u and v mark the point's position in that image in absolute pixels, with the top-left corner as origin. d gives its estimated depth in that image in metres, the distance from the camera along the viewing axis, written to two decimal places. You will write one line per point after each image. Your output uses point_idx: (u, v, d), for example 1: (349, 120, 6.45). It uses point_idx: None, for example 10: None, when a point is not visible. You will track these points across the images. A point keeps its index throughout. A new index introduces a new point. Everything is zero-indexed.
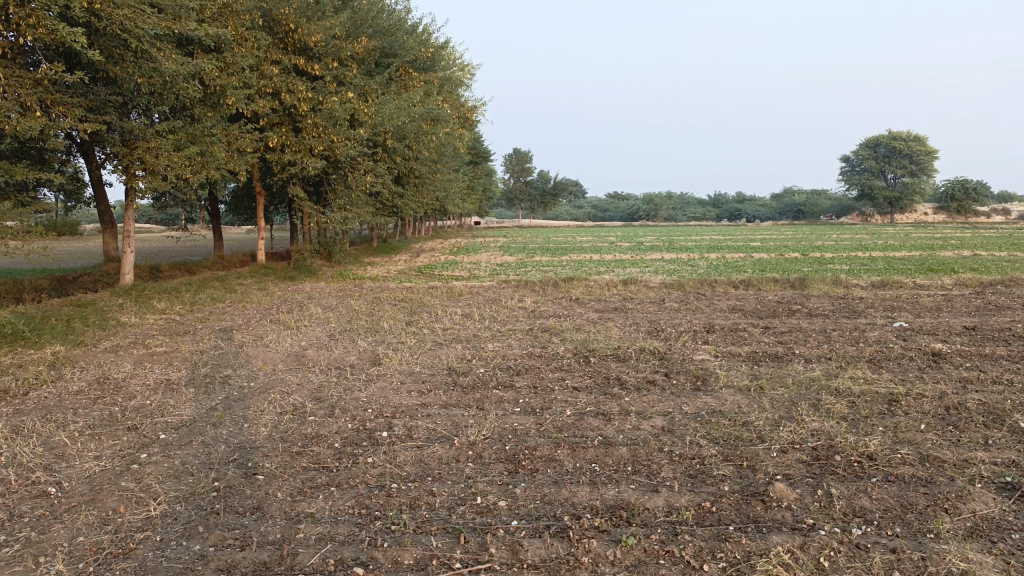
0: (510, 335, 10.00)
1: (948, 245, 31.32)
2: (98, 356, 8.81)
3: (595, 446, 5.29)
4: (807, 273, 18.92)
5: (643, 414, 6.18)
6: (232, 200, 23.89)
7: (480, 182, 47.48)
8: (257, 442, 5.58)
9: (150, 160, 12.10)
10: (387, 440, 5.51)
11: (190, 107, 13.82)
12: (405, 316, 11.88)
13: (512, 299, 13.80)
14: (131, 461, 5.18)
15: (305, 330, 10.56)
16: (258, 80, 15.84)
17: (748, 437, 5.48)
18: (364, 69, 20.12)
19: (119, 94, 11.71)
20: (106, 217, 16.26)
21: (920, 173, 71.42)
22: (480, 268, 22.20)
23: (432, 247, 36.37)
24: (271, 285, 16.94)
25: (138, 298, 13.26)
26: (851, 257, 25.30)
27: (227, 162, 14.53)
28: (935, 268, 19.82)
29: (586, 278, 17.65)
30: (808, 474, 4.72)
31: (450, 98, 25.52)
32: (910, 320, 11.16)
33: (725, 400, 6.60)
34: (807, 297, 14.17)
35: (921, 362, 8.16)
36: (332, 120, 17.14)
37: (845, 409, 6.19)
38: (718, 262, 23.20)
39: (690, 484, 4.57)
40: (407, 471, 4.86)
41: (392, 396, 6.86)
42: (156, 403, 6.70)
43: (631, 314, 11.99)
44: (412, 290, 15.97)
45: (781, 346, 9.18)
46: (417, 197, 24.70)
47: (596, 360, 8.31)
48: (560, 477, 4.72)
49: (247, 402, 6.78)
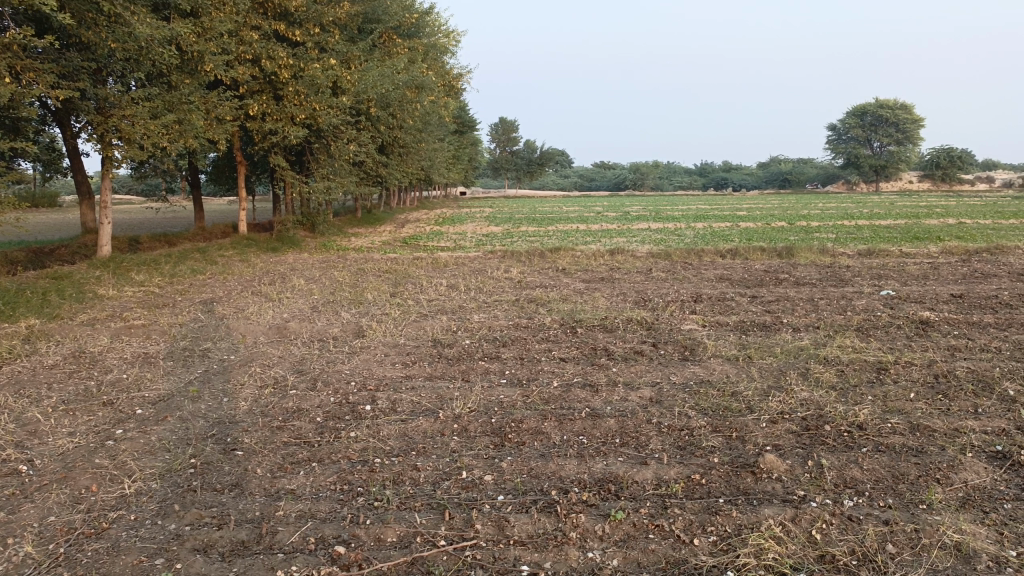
0: (496, 306, 9.88)
1: (933, 214, 31.34)
2: (75, 330, 8.62)
3: (582, 418, 5.19)
4: (794, 242, 18.85)
5: (631, 385, 6.10)
6: (212, 171, 23.51)
7: (465, 152, 47.05)
8: (237, 417, 5.45)
9: (126, 129, 11.77)
10: (370, 413, 5.39)
11: (166, 74, 13.45)
12: (389, 287, 11.72)
13: (498, 270, 13.66)
14: (106, 437, 5.04)
15: (288, 303, 10.38)
16: (237, 47, 15.44)
17: (737, 407, 5.40)
18: (346, 36, 19.70)
19: (93, 60, 11.37)
20: (83, 187, 15.91)
21: (905, 142, 71.48)
22: (466, 239, 22.03)
23: (418, 218, 36.09)
24: (254, 256, 16.69)
25: (117, 270, 13.01)
26: (838, 225, 25.28)
27: (206, 131, 14.19)
28: (920, 236, 19.81)
29: (573, 248, 17.50)
30: (799, 445, 4.65)
31: (434, 65, 25.10)
32: (897, 288, 11.13)
33: (713, 370, 6.52)
34: (794, 266, 14.13)
35: (909, 330, 8.12)
36: (313, 88, 16.79)
37: (833, 379, 6.13)
38: (705, 232, 23.12)
39: (679, 456, 4.49)
40: (391, 445, 4.75)
41: (376, 368, 6.73)
42: (133, 377, 6.55)
43: (618, 284, 11.88)
44: (397, 261, 15.79)
45: (769, 315, 9.12)
46: (401, 167, 24.39)
47: (583, 331, 8.21)
48: (547, 450, 4.62)
49: (227, 375, 6.64)
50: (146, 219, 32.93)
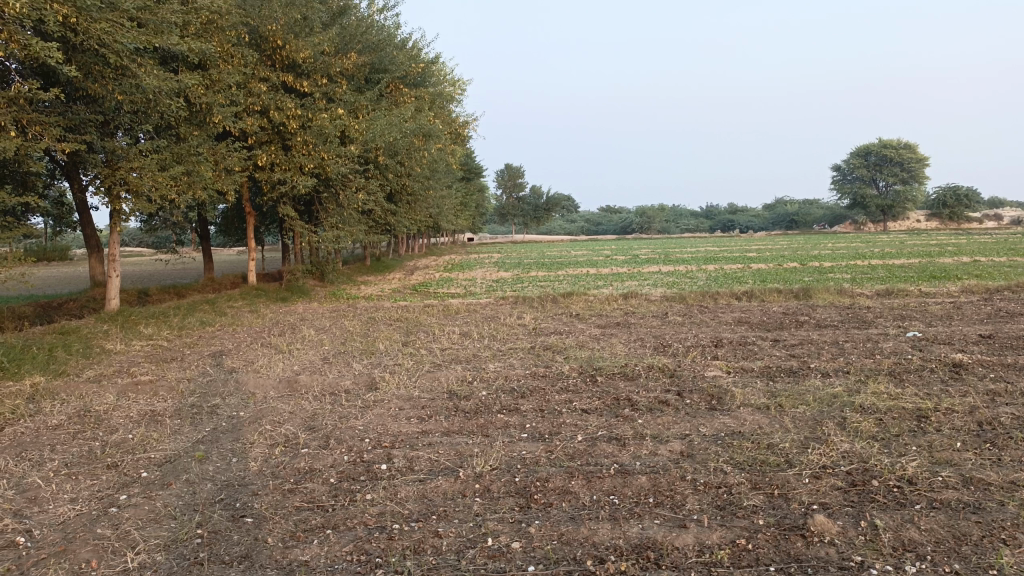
0: (511, 354, 9.61)
1: (945, 251, 31.04)
2: (80, 387, 8.38)
3: (611, 476, 4.89)
4: (809, 283, 18.57)
5: (660, 438, 5.79)
6: (222, 222, 23.51)
7: (472, 198, 47.20)
8: (247, 479, 5.17)
9: (135, 181, 11.69)
10: (387, 474, 5.10)
11: (175, 126, 13.42)
12: (401, 336, 11.47)
13: (510, 316, 13.42)
14: (108, 504, 4.75)
15: (298, 354, 10.14)
16: (245, 98, 15.49)
17: (775, 461, 5.09)
18: (354, 86, 19.80)
19: (101, 113, 11.34)
20: (92, 240, 15.84)
21: (911, 181, 71.59)
22: (476, 285, 21.85)
23: (427, 265, 36.06)
24: (263, 307, 16.52)
25: (125, 324, 12.83)
26: (851, 265, 25.04)
27: (215, 182, 14.13)
28: (937, 275, 19.52)
29: (586, 293, 17.25)
30: (847, 504, 4.35)
31: (442, 113, 25.22)
32: (923, 330, 10.82)
33: (744, 420, 6.22)
34: (812, 307, 13.84)
35: (943, 374, 7.79)
36: (322, 137, 16.81)
37: (873, 428, 5.81)
38: (717, 274, 22.87)
39: (720, 518, 4.19)
40: (410, 509, 4.46)
41: (391, 423, 6.45)
42: (138, 437, 6.28)
43: (634, 329, 11.60)
44: (407, 309, 15.60)
45: (794, 360, 8.81)
46: (410, 215, 24.35)
47: (603, 380, 7.92)
48: (577, 512, 4.32)
49: (237, 433, 6.37)
50: (155, 270, 32.88)
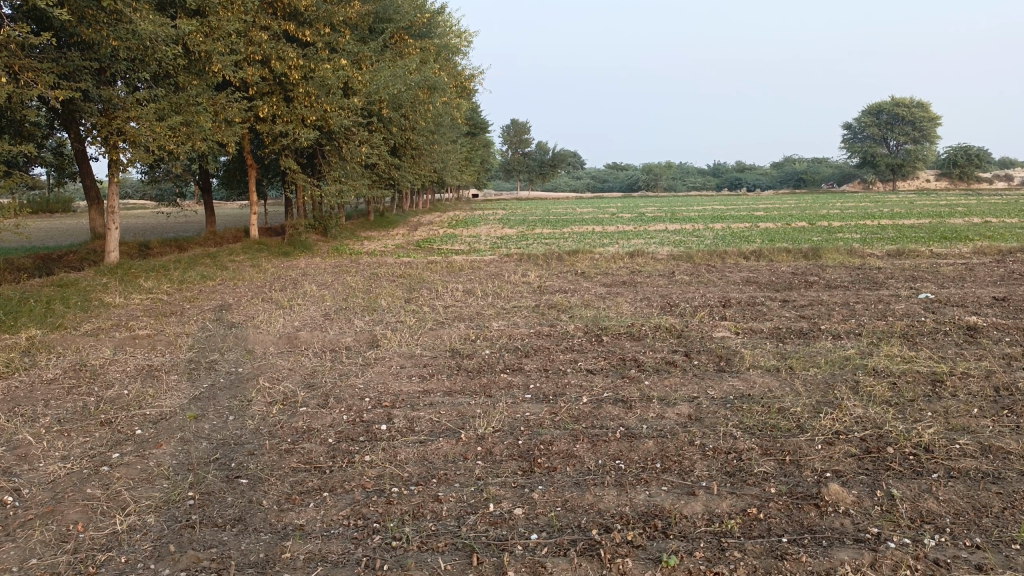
0: (516, 313, 9.43)
1: (956, 212, 30.65)
2: (77, 341, 8.24)
3: (617, 439, 4.74)
4: (818, 242, 18.31)
5: (667, 400, 5.64)
6: (224, 175, 23.19)
7: (477, 153, 46.63)
8: (243, 438, 5.03)
9: (131, 131, 11.40)
10: (387, 434, 4.96)
11: (173, 75, 13.08)
12: (404, 293, 11.30)
13: (515, 274, 13.21)
14: (100, 463, 4.63)
15: (299, 310, 9.99)
16: (246, 47, 15.07)
17: (786, 426, 4.94)
18: (357, 35, 19.33)
19: (96, 60, 11.01)
20: (92, 192, 15.60)
21: (922, 140, 70.56)
22: (480, 242, 21.65)
23: (431, 221, 35.77)
24: (265, 262, 16.34)
25: (124, 277, 12.67)
26: (861, 225, 24.70)
27: (214, 134, 13.83)
28: (948, 236, 19.22)
29: (591, 251, 17.00)
30: (861, 472, 4.20)
31: (447, 65, 24.67)
32: (936, 291, 10.60)
33: (754, 383, 6.06)
34: (822, 268, 13.60)
35: (957, 337, 7.60)
36: (324, 89, 16.46)
37: (886, 393, 5.65)
38: (725, 233, 22.56)
39: (730, 485, 4.04)
40: (409, 472, 4.32)
41: (392, 382, 6.31)
42: (134, 394, 6.14)
43: (641, 288, 11.40)
44: (411, 265, 15.39)
45: (804, 321, 8.62)
46: (414, 169, 24.01)
47: (609, 339, 7.75)
48: (581, 478, 4.18)
49: (235, 390, 6.23)
50: (158, 223, 32.69)
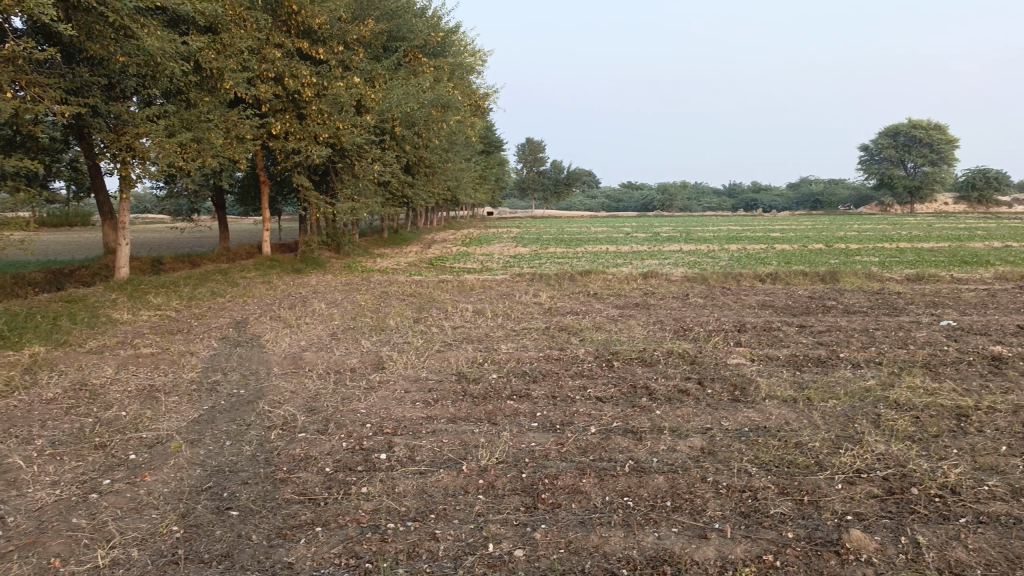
0: (525, 335, 9.24)
1: (975, 235, 30.21)
2: (79, 359, 8.13)
3: (626, 474, 4.53)
4: (835, 265, 18.06)
5: (679, 431, 5.42)
6: (238, 191, 23.22)
7: (492, 171, 46.72)
8: (239, 465, 4.86)
9: (141, 147, 11.35)
10: (386, 464, 4.77)
11: (186, 91, 13.07)
12: (413, 313, 11.15)
13: (526, 294, 13.02)
14: (89, 490, 4.46)
15: (306, 329, 9.85)
16: (259, 64, 15.08)
17: (803, 462, 4.71)
18: (371, 54, 19.35)
19: (106, 75, 10.99)
20: (106, 207, 15.63)
21: (940, 162, 69.94)
22: (493, 260, 21.50)
23: (444, 238, 35.76)
24: (276, 278, 16.24)
25: (133, 293, 12.59)
26: (879, 247, 24.39)
27: (226, 150, 13.81)
28: (967, 260, 18.88)
29: (604, 271, 16.77)
30: (885, 516, 3.97)
31: (462, 84, 24.64)
32: (958, 318, 10.30)
33: (770, 414, 5.83)
34: (839, 292, 13.32)
35: (982, 367, 7.33)
36: (337, 106, 16.44)
37: (909, 428, 5.41)
38: (740, 254, 22.33)
39: (744, 527, 3.82)
40: (407, 506, 4.13)
41: (395, 407, 6.13)
42: (131, 416, 5.99)
43: (654, 311, 11.18)
44: (421, 284, 15.24)
45: (822, 348, 8.37)
46: (428, 186, 23.95)
47: (620, 365, 7.54)
48: (587, 516, 3.98)
49: (234, 413, 6.06)
50: (173, 238, 32.82)
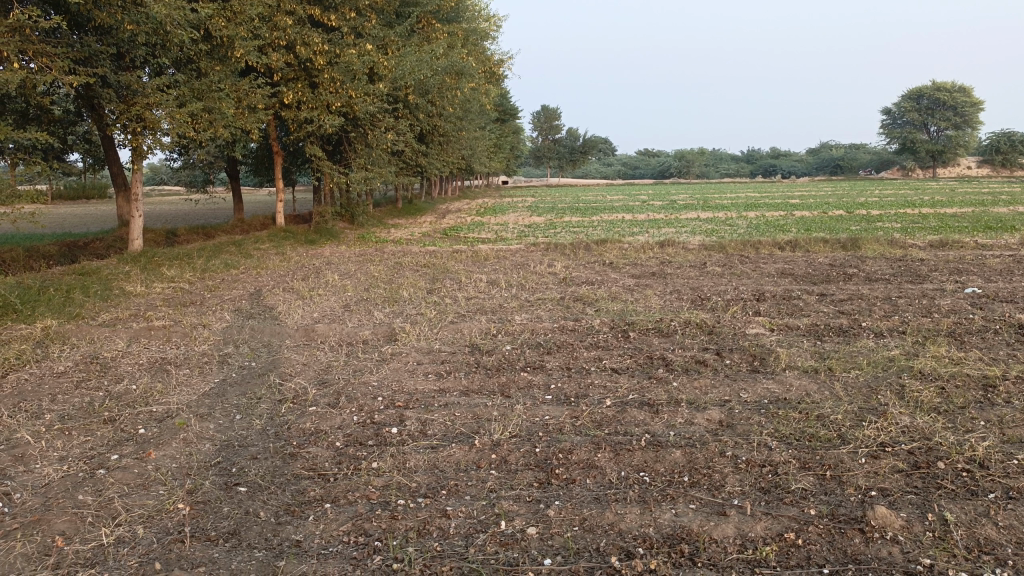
0: (539, 305, 9.12)
1: (999, 200, 29.58)
2: (92, 332, 8.11)
3: (643, 449, 4.41)
4: (856, 232, 17.76)
5: (697, 404, 5.29)
6: (251, 162, 23.11)
7: (506, 139, 46.30)
8: (248, 439, 4.80)
9: (150, 117, 11.22)
10: (397, 438, 4.68)
11: (195, 60, 12.90)
12: (427, 283, 11.04)
13: (541, 264, 12.88)
14: (97, 465, 4.42)
15: (319, 300, 9.78)
16: (270, 32, 14.85)
17: (826, 435, 4.58)
18: (383, 20, 19.05)
19: (113, 45, 10.84)
20: (120, 179, 15.61)
21: (964, 126, 68.49)
22: (507, 230, 21.34)
23: (459, 208, 35.61)
24: (290, 250, 16.17)
25: (146, 265, 12.57)
26: (901, 213, 23.97)
27: (237, 120, 13.66)
28: (992, 226, 18.45)
29: (620, 240, 16.56)
30: (910, 492, 3.85)
31: (476, 50, 24.28)
32: (984, 285, 10.06)
33: (790, 385, 5.69)
34: (861, 259, 13.05)
35: (1009, 336, 7.12)
36: (349, 74, 16.22)
37: (935, 399, 5.25)
38: (758, 221, 22.00)
39: (764, 504, 3.71)
40: (418, 482, 4.04)
41: (407, 380, 6.04)
42: (141, 389, 5.94)
43: (671, 280, 10.98)
44: (435, 254, 15.13)
45: (844, 318, 8.17)
46: (442, 155, 23.72)
47: (636, 335, 7.40)
48: (602, 492, 3.87)
49: (245, 387, 6.00)
50: (187, 210, 32.80)
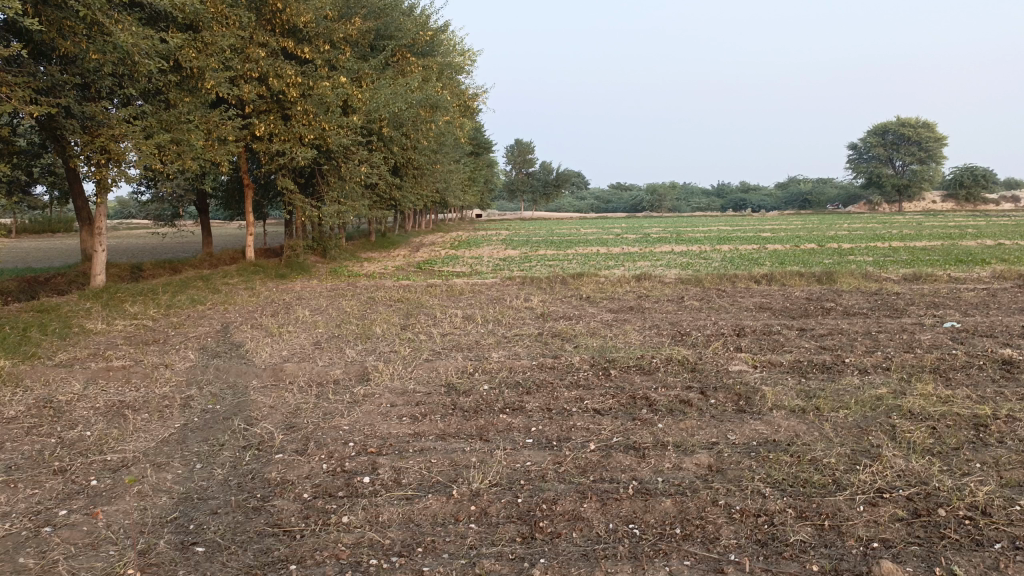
0: (517, 342, 8.88)
1: (965, 234, 30.14)
2: (47, 373, 7.71)
3: (631, 498, 4.17)
4: (830, 265, 17.83)
5: (684, 447, 5.07)
6: (221, 195, 22.72)
7: (481, 173, 46.44)
8: (209, 491, 4.48)
9: (115, 149, 10.91)
10: (369, 489, 4.39)
11: (164, 91, 12.64)
12: (401, 319, 10.77)
13: (517, 298, 12.68)
14: (43, 523, 4.07)
15: (289, 338, 9.46)
16: (242, 64, 14.65)
17: (820, 481, 4.38)
18: (357, 53, 18.96)
19: (78, 75, 10.56)
20: (84, 213, 15.19)
21: (928, 160, 70.02)
22: (482, 263, 21.14)
23: (433, 241, 35.44)
24: (260, 284, 15.80)
25: (109, 301, 12.15)
26: (872, 246, 24.19)
27: (206, 153, 13.38)
28: (963, 259, 18.61)
29: (597, 274, 16.41)
30: (913, 543, 3.65)
31: (451, 84, 24.28)
32: (962, 320, 10.02)
33: (778, 426, 5.50)
34: (837, 293, 13.03)
35: (994, 372, 7.02)
36: (322, 107, 16.04)
37: (928, 440, 5.08)
38: (733, 255, 22.04)
39: (763, 560, 3.48)
40: (392, 538, 3.76)
41: (380, 423, 5.74)
42: (95, 436, 5.58)
43: (649, 315, 10.82)
44: (409, 288, 14.86)
45: (826, 354, 8.03)
46: (416, 189, 23.53)
47: (617, 373, 7.19)
48: (590, 548, 3.63)
49: (207, 432, 5.67)
50: (155, 244, 32.21)
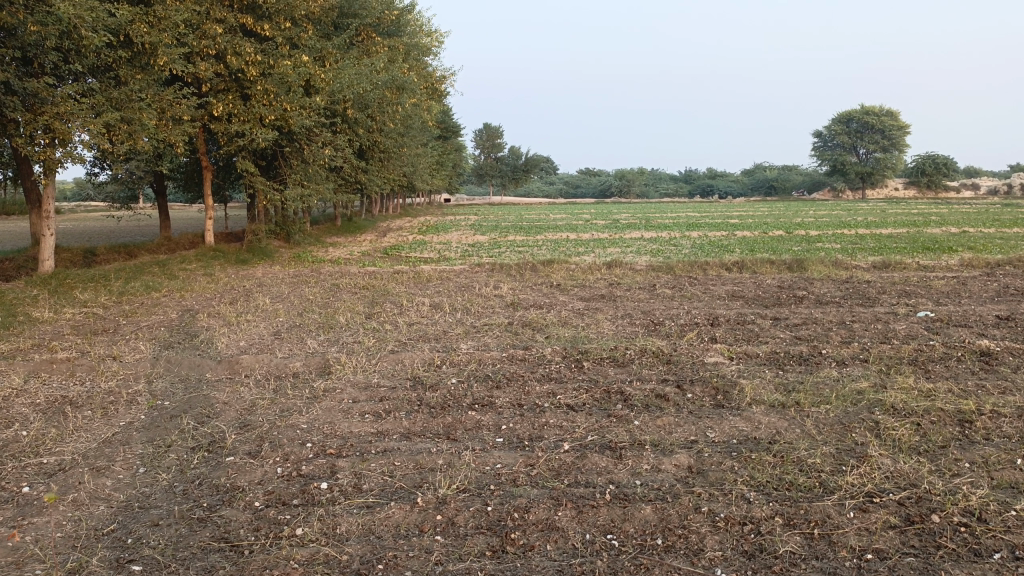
0: (486, 332, 8.56)
1: (930, 221, 30.52)
2: None
3: (610, 504, 3.90)
4: (799, 253, 17.75)
5: (662, 446, 4.82)
6: (181, 178, 21.98)
7: (449, 157, 45.85)
8: (151, 499, 4.12)
9: (59, 128, 10.37)
10: (327, 496, 4.06)
11: (114, 67, 12.05)
12: (365, 308, 10.38)
13: (486, 286, 12.36)
14: None
15: (247, 327, 9.04)
16: (198, 40, 14.05)
17: (806, 484, 4.16)
18: (320, 32, 18.40)
19: (18, 48, 9.96)
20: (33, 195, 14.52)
21: (891, 149, 70.86)
22: (450, 249, 20.72)
23: (400, 226, 34.90)
24: (220, 270, 15.27)
25: (58, 288, 11.59)
26: (840, 233, 24.28)
27: (160, 132, 12.80)
28: (930, 247, 18.65)
29: (567, 260, 16.15)
30: (907, 553, 3.44)
31: (418, 65, 23.77)
32: (935, 309, 9.92)
33: (759, 423, 5.27)
34: (809, 281, 12.91)
35: (973, 364, 6.88)
36: (284, 86, 15.48)
37: (913, 438, 4.89)
38: (701, 241, 21.97)
39: None
40: (351, 553, 3.45)
41: (341, 421, 5.40)
42: (31, 436, 5.16)
43: (621, 303, 10.59)
44: (375, 274, 14.47)
45: (802, 344, 7.84)
46: (382, 172, 23.00)
47: (590, 366, 6.92)
48: (567, 562, 3.36)
49: (153, 432, 5.28)
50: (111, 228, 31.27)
